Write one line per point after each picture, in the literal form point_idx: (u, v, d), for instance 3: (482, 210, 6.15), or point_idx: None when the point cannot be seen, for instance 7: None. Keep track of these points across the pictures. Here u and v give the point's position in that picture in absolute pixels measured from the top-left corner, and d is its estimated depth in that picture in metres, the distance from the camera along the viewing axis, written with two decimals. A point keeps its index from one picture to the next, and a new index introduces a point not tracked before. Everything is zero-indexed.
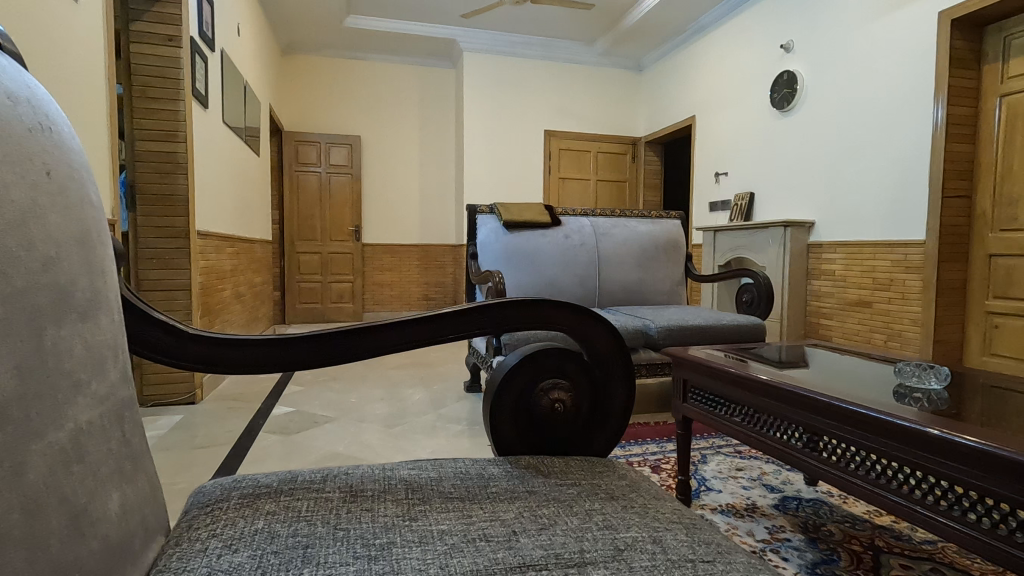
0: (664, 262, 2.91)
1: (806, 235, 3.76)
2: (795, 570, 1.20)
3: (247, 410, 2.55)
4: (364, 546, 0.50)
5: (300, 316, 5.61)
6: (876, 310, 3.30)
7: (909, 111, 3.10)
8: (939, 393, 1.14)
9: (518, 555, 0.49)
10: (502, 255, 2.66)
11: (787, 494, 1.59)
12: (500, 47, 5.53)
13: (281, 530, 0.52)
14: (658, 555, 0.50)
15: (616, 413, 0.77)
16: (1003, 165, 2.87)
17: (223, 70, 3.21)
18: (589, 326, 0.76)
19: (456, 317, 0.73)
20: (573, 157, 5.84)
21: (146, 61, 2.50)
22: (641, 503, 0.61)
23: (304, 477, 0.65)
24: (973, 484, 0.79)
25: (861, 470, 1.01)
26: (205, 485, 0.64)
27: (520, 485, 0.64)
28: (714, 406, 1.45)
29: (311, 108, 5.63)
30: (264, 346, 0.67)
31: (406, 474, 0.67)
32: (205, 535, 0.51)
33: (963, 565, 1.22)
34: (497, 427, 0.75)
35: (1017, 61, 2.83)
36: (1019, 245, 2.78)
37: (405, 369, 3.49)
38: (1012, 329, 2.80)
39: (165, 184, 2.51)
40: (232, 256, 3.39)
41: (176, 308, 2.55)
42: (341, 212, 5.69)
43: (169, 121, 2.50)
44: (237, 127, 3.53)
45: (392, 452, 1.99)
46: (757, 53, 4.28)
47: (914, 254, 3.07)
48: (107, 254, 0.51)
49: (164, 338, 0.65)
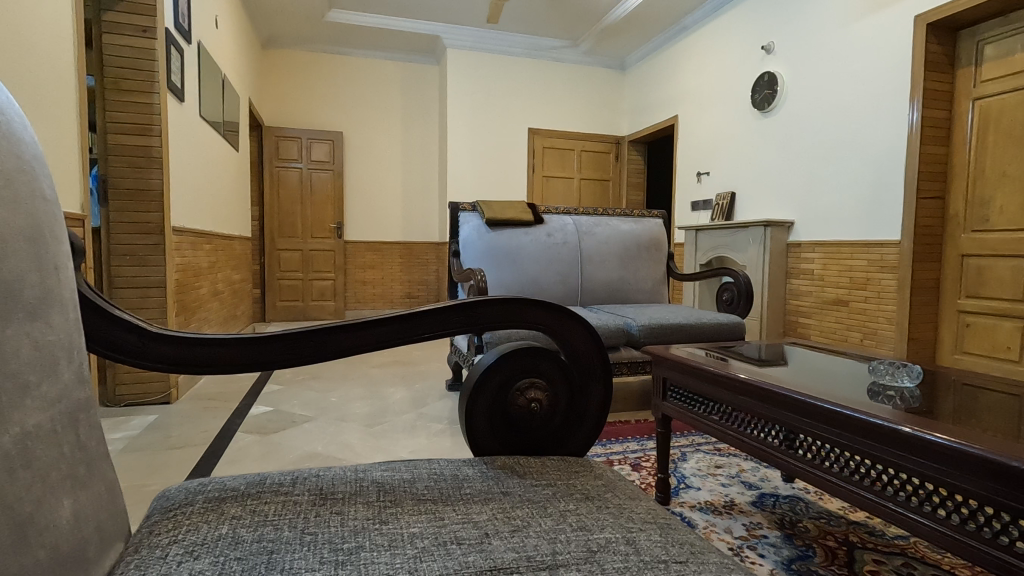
0: (646, 261, 2.91)
1: (786, 235, 3.82)
2: (771, 567, 1.21)
3: (224, 409, 2.51)
4: (331, 551, 0.49)
5: (280, 314, 5.53)
6: (852, 309, 3.36)
7: (885, 112, 3.16)
8: (911, 391, 1.15)
9: (489, 558, 0.49)
10: (485, 254, 2.64)
11: (764, 491, 1.61)
12: (483, 44, 5.50)
13: (245, 535, 0.51)
14: (631, 556, 0.50)
15: (593, 411, 0.77)
16: (975, 168, 2.93)
17: (201, 65, 3.14)
18: (566, 324, 0.76)
19: (431, 315, 0.72)
20: (556, 156, 5.84)
21: (119, 53, 2.43)
22: (616, 504, 0.61)
23: (272, 479, 0.63)
24: (942, 481, 0.81)
25: (836, 468, 1.02)
26: (169, 488, 0.62)
27: (494, 486, 0.63)
28: (694, 405, 1.46)
29: (292, 102, 5.56)
30: (237, 345, 0.65)
31: (379, 475, 0.66)
32: (165, 541, 0.50)
33: (935, 560, 1.24)
34: (473, 426, 0.74)
35: (989, 66, 2.88)
36: (990, 245, 2.85)
37: (387, 368, 3.45)
38: (982, 328, 2.87)
39: (140, 178, 2.45)
40: (209, 253, 3.32)
41: (149, 306, 2.49)
42: (322, 209, 5.61)
43: (143, 114, 2.44)
44: (215, 121, 3.45)
45: (371, 452, 1.97)
46: (737, 55, 4.33)
47: (889, 254, 3.14)
48: (63, 251, 0.49)
49: (131, 340, 0.63)
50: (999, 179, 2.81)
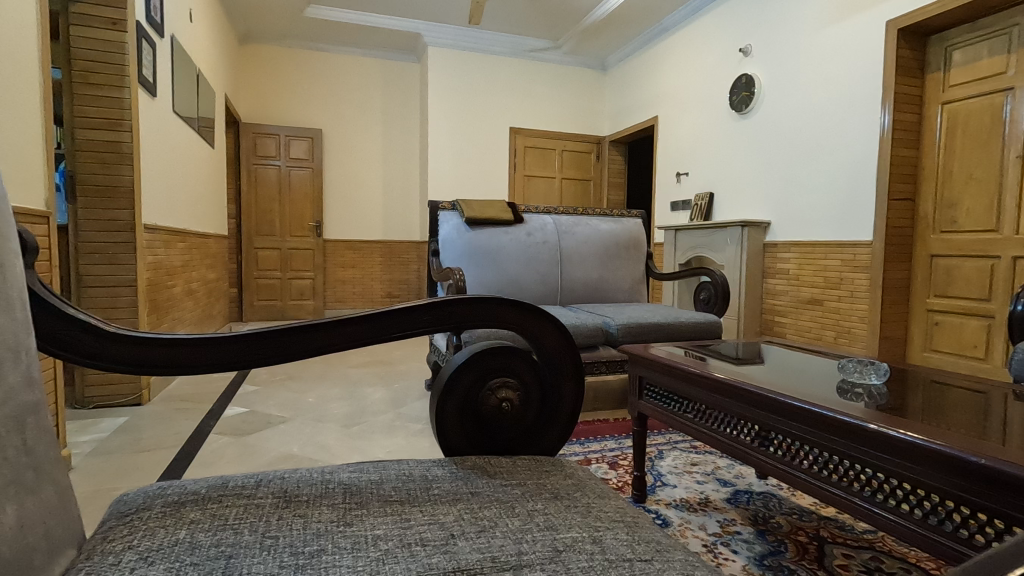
0: (626, 261, 2.93)
1: (762, 235, 3.88)
2: (743, 563, 1.23)
3: (197, 410, 2.47)
4: (292, 555, 0.48)
5: (257, 314, 5.45)
6: (827, 308, 3.42)
7: (858, 116, 3.22)
8: (879, 388, 1.18)
9: (453, 559, 0.48)
10: (464, 253, 2.63)
11: (738, 488, 1.63)
12: (464, 42, 5.47)
13: (203, 540, 0.49)
14: (597, 555, 0.50)
15: (565, 412, 0.77)
16: (943, 170, 3.01)
17: (174, 59, 3.07)
18: (539, 324, 0.76)
19: (401, 315, 0.71)
20: (538, 156, 5.85)
21: (86, 45, 2.35)
22: (585, 503, 0.61)
23: (235, 482, 0.62)
24: (904, 476, 0.83)
25: (806, 465, 1.04)
26: (128, 493, 0.60)
27: (463, 486, 0.63)
28: (669, 403, 1.47)
29: (269, 99, 5.48)
30: (201, 346, 0.64)
31: (345, 477, 0.65)
32: (119, 547, 0.48)
33: (901, 554, 1.27)
34: (443, 426, 0.73)
35: (957, 71, 2.96)
36: (958, 245, 2.93)
37: (365, 368, 3.42)
38: (951, 327, 2.95)
39: (109, 174, 2.39)
40: (183, 251, 3.25)
41: (120, 306, 2.44)
42: (301, 206, 5.54)
43: (113, 109, 2.39)
44: (188, 116, 3.38)
45: (348, 452, 1.96)
46: (715, 57, 4.38)
47: (861, 254, 3.21)
48: (9, 249, 0.47)
49: (89, 341, 0.61)
50: (966, 182, 2.89)
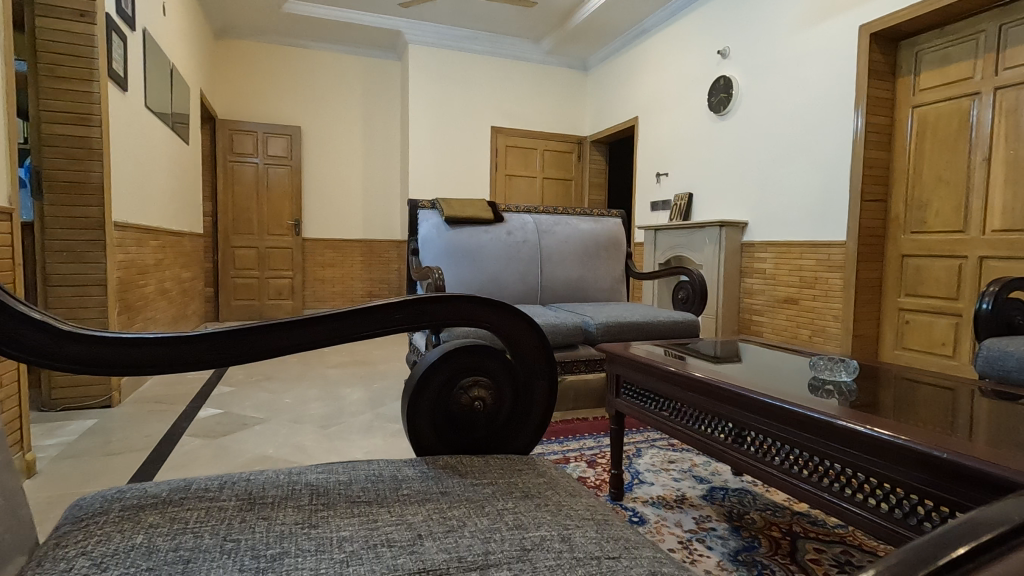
0: (605, 260, 2.94)
1: (739, 235, 3.92)
2: (718, 559, 1.24)
3: (170, 412, 2.41)
4: (253, 559, 0.47)
5: (234, 314, 5.37)
6: (802, 307, 3.48)
7: (834, 118, 3.27)
8: (850, 386, 1.20)
9: (419, 560, 0.48)
10: (444, 252, 2.61)
11: (714, 484, 1.65)
12: (445, 41, 5.44)
13: (160, 544, 0.48)
14: (564, 554, 0.50)
15: (537, 412, 0.76)
16: (913, 172, 3.08)
17: (146, 52, 2.99)
18: (514, 323, 0.75)
19: (374, 312, 0.70)
20: (519, 155, 5.85)
21: (53, 37, 2.28)
22: (555, 501, 0.61)
23: (198, 484, 0.60)
24: (872, 470, 0.85)
25: (778, 461, 1.06)
26: (84, 497, 0.59)
27: (433, 486, 0.62)
28: (646, 401, 1.48)
29: (246, 95, 5.39)
30: (168, 346, 0.62)
31: (312, 478, 0.64)
32: (72, 553, 0.46)
33: (870, 547, 1.30)
34: (415, 423, 0.72)
35: (927, 75, 3.03)
36: (928, 246, 3.00)
37: (344, 368, 3.38)
38: (921, 326, 3.02)
39: (78, 170, 2.32)
40: (156, 249, 3.18)
41: (88, 305, 2.38)
42: (279, 204, 5.47)
43: (81, 103, 2.32)
44: (161, 112, 3.30)
45: (325, 453, 1.93)
46: (695, 59, 4.42)
47: (835, 254, 3.27)
48: None
49: (48, 342, 0.59)
50: (935, 184, 2.96)
